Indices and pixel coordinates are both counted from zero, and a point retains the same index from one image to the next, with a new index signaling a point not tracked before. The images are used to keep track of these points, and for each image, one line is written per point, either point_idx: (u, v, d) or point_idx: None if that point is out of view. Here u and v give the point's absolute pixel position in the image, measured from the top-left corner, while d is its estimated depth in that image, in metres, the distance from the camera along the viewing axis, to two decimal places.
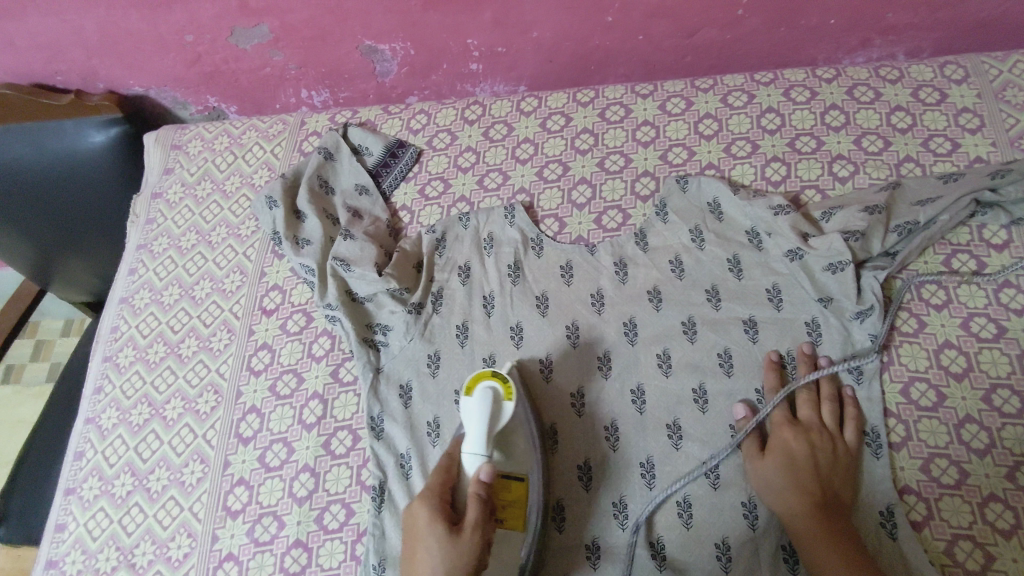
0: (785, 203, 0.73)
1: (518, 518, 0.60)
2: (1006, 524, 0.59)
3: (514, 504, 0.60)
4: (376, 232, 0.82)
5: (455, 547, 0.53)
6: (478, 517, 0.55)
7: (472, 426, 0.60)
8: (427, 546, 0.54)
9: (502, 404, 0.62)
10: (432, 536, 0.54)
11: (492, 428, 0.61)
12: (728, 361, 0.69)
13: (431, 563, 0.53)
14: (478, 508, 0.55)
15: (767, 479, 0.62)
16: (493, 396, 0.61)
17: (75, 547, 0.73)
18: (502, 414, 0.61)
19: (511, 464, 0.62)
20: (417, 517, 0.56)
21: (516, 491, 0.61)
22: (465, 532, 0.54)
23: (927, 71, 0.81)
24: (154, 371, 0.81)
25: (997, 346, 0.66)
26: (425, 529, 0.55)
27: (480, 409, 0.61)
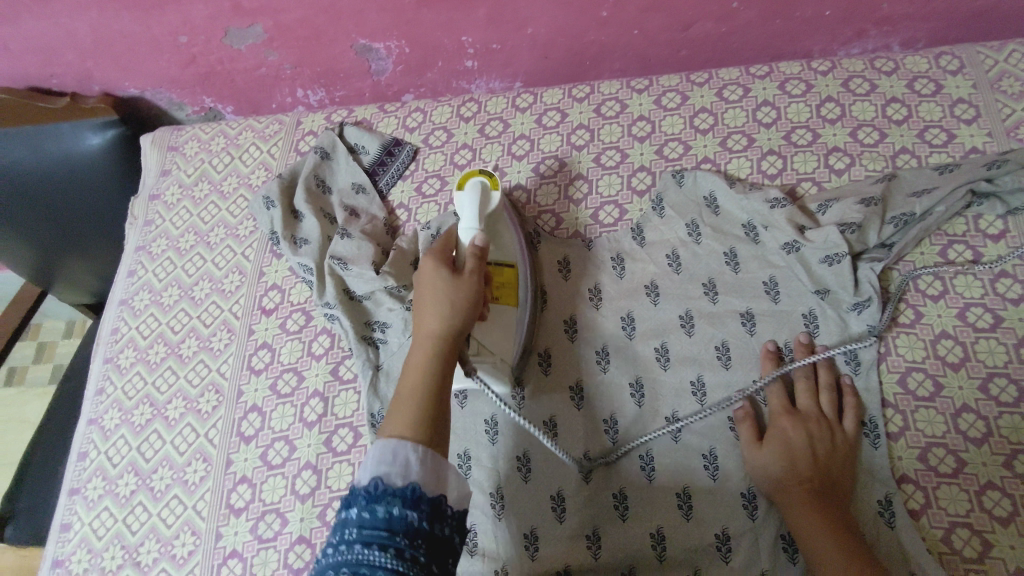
0: (782, 196, 0.74)
1: (509, 295, 0.71)
2: (1003, 511, 0.59)
3: (506, 283, 0.71)
4: (373, 230, 0.82)
5: (461, 278, 0.59)
6: (476, 265, 0.61)
7: (466, 208, 0.71)
8: (433, 287, 0.59)
9: (490, 195, 0.73)
10: (439, 277, 0.59)
11: (485, 207, 0.72)
12: (726, 353, 0.69)
13: (441, 289, 0.59)
14: (477, 262, 0.62)
15: (766, 469, 0.62)
16: (483, 187, 0.72)
17: (81, 547, 0.73)
18: (489, 202, 0.73)
19: (501, 252, 0.73)
20: (422, 270, 0.61)
21: (506, 276, 0.72)
22: (467, 270, 0.61)
23: (923, 63, 0.81)
24: (155, 372, 0.81)
25: (994, 336, 0.66)
26: (431, 272, 0.60)
27: (471, 195, 0.72)
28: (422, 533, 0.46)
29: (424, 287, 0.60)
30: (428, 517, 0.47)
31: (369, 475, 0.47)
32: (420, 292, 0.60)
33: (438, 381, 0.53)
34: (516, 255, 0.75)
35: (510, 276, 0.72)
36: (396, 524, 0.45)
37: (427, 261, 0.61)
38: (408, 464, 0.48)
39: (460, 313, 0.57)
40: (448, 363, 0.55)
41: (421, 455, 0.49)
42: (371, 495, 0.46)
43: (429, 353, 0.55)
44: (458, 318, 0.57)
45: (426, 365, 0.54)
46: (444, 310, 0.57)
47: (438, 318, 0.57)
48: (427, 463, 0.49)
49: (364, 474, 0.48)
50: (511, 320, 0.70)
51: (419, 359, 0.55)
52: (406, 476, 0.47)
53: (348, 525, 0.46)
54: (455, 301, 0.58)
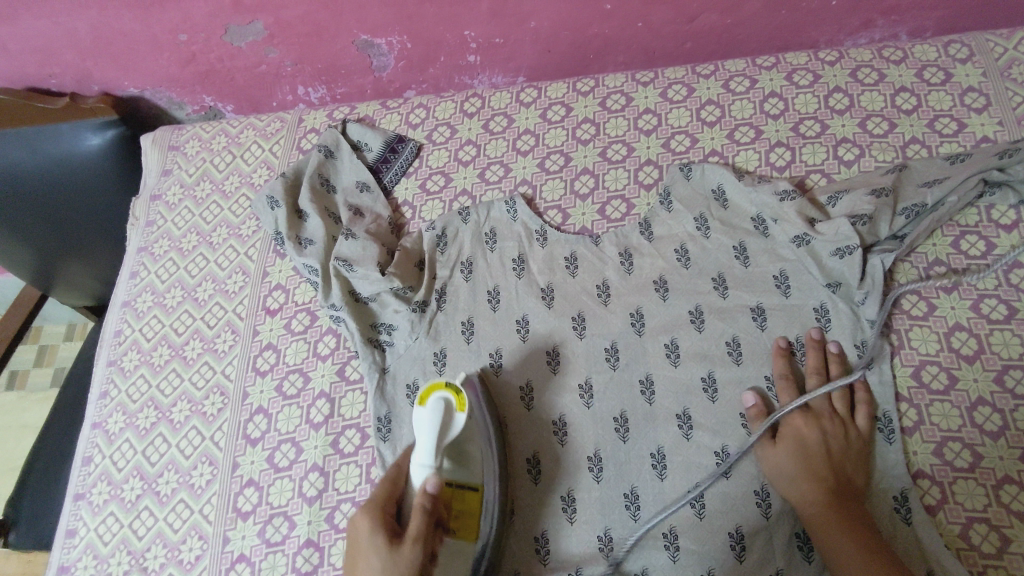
0: (791, 188, 0.73)
1: (470, 529, 0.60)
2: (1021, 506, 0.58)
3: (466, 514, 0.60)
4: (377, 230, 0.81)
5: (393, 559, 0.51)
6: (419, 528, 0.53)
7: (423, 438, 0.59)
8: (366, 563, 0.52)
9: (455, 415, 0.61)
10: (373, 551, 0.52)
11: (444, 437, 0.60)
12: (737, 348, 0.68)
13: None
14: (422, 519, 0.53)
15: (780, 467, 0.61)
16: (445, 408, 0.60)
17: (87, 552, 0.73)
18: (452, 427, 0.60)
19: (464, 474, 0.62)
20: (357, 530, 0.54)
21: (468, 501, 0.61)
22: (405, 545, 0.52)
23: (932, 51, 0.80)
24: (159, 374, 0.80)
25: (1008, 327, 0.65)
26: (365, 541, 0.53)
27: (430, 421, 0.60)
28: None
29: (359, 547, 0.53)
30: None
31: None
32: (354, 552, 0.54)
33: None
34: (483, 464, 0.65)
35: (471, 500, 0.61)
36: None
37: (362, 522, 0.54)
38: None
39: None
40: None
41: None
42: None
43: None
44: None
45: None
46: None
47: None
48: None
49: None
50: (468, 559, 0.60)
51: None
52: None
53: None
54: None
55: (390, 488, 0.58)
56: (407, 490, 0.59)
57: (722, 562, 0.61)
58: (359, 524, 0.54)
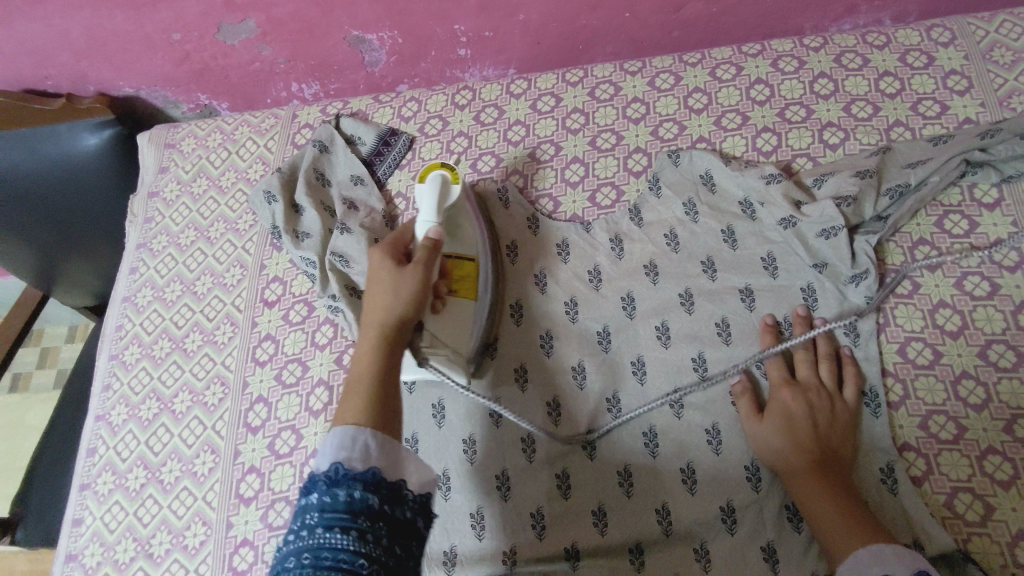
0: (777, 172, 0.74)
1: (469, 288, 0.69)
2: (1004, 475, 0.60)
3: (466, 276, 0.70)
4: (371, 223, 0.82)
5: (402, 277, 0.59)
6: (425, 257, 0.61)
7: (423, 202, 0.69)
8: (378, 281, 0.59)
9: (450, 187, 0.71)
10: (382, 269, 0.60)
11: (442, 203, 0.69)
12: (726, 329, 0.70)
13: (385, 286, 0.58)
14: (425, 251, 0.62)
15: (767, 440, 0.63)
16: (443, 181, 0.70)
17: (93, 540, 0.74)
18: (449, 197, 0.70)
19: (459, 244, 0.71)
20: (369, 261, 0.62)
21: (464, 269, 0.70)
22: (410, 266, 0.60)
23: (914, 36, 0.81)
24: (160, 367, 0.82)
25: (991, 303, 0.66)
26: (376, 266, 0.61)
27: (430, 188, 0.69)
28: (383, 514, 0.45)
29: (371, 272, 0.60)
30: (388, 501, 0.45)
31: (328, 463, 0.46)
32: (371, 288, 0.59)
33: (379, 384, 0.52)
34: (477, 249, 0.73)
35: (467, 268, 0.70)
36: (359, 508, 0.44)
37: (374, 256, 0.61)
38: (365, 448, 0.47)
39: (406, 301, 0.57)
40: (393, 353, 0.55)
41: (378, 442, 0.48)
42: (332, 481, 0.45)
43: (375, 343, 0.55)
44: (406, 305, 0.57)
45: (371, 359, 0.54)
46: (387, 299, 0.57)
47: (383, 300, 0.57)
48: (382, 450, 0.48)
49: (324, 460, 0.47)
50: (468, 315, 0.69)
51: (368, 345, 0.55)
52: (366, 461, 0.46)
53: (308, 511, 0.44)
54: (397, 296, 0.57)
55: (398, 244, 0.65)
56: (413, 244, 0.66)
57: (715, 536, 0.62)
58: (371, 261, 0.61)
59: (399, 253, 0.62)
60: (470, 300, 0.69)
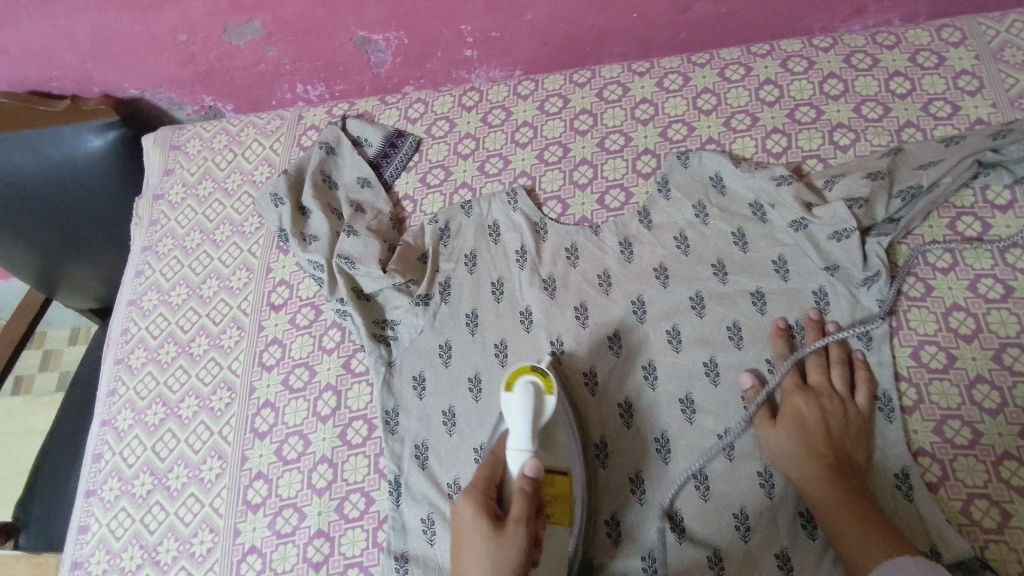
0: (787, 173, 0.74)
1: (564, 512, 0.58)
2: (1020, 481, 0.59)
3: (562, 495, 0.59)
4: (378, 226, 0.82)
5: (502, 546, 0.49)
6: (524, 506, 0.51)
7: (516, 420, 0.59)
8: (472, 553, 0.49)
9: (544, 397, 0.61)
10: (477, 532, 0.50)
11: (537, 421, 0.59)
12: (738, 333, 0.69)
13: (477, 566, 0.48)
14: (522, 503, 0.52)
15: (780, 446, 0.62)
16: (533, 390, 0.61)
17: (99, 547, 0.73)
18: (545, 410, 0.60)
19: (553, 461, 0.60)
20: (461, 515, 0.52)
21: (560, 486, 0.59)
22: (508, 528, 0.50)
23: (925, 36, 0.81)
24: (166, 371, 0.81)
25: (1005, 306, 0.66)
26: (468, 527, 0.51)
27: (521, 403, 0.60)
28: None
29: (461, 537, 0.51)
30: None
31: None
32: (459, 575, 0.50)
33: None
34: (572, 458, 0.63)
35: (562, 485, 0.60)
36: None
37: (463, 510, 0.52)
38: None
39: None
40: None
41: None
42: None
43: None
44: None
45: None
46: None
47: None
48: None
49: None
50: (566, 543, 0.58)
51: None
52: None
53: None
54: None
55: (488, 473, 0.56)
56: (504, 477, 0.57)
57: (727, 543, 0.61)
58: (461, 516, 0.52)
59: (492, 505, 0.53)
60: (565, 528, 0.58)
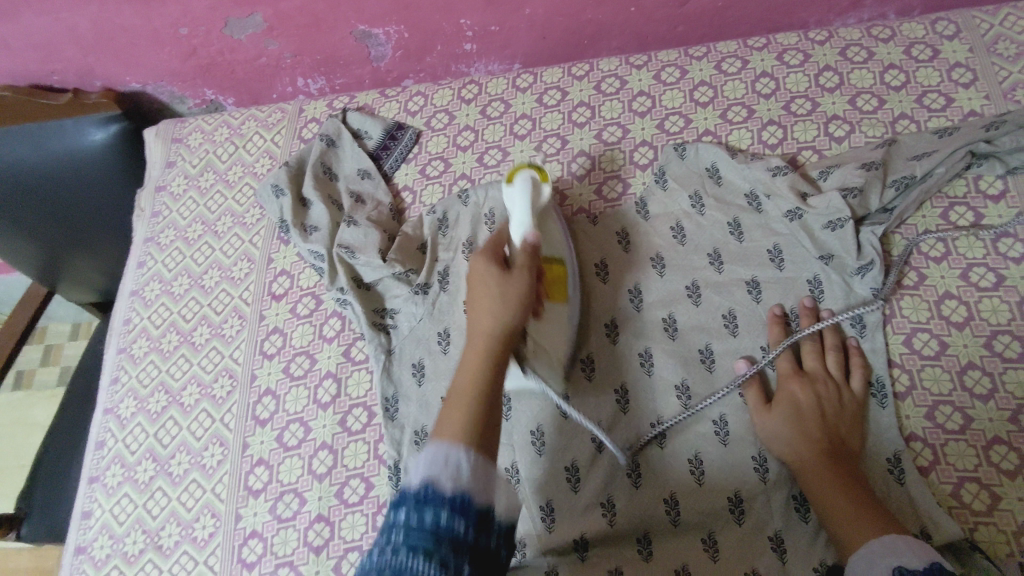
0: (783, 164, 0.74)
1: (560, 292, 0.69)
2: (1010, 465, 0.60)
3: (557, 279, 0.69)
4: (378, 217, 0.83)
5: (508, 285, 0.58)
6: (526, 264, 0.61)
7: (517, 210, 0.66)
8: (484, 295, 0.58)
9: (540, 187, 0.69)
10: (489, 278, 0.59)
11: (535, 202, 0.68)
12: (733, 321, 0.70)
13: (490, 299, 0.58)
14: (527, 256, 0.61)
15: (774, 430, 0.63)
16: (530, 181, 0.68)
17: (102, 533, 0.74)
18: (540, 195, 0.69)
19: (548, 247, 0.70)
20: (475, 269, 0.61)
21: (554, 271, 0.69)
22: (515, 272, 0.60)
23: (919, 29, 0.82)
24: (168, 360, 0.82)
25: (997, 294, 0.67)
26: (480, 277, 0.60)
27: (521, 189, 0.67)
28: (468, 545, 0.44)
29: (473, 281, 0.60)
30: (475, 527, 0.45)
31: (419, 479, 0.46)
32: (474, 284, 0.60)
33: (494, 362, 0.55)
34: (562, 250, 0.73)
35: (557, 272, 0.69)
36: (444, 533, 0.43)
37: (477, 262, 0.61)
38: (458, 470, 0.46)
39: (514, 310, 0.57)
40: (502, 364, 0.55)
41: (472, 464, 0.47)
42: (420, 499, 0.45)
43: (480, 355, 0.55)
44: (511, 316, 0.57)
45: (477, 363, 0.54)
46: (496, 312, 0.57)
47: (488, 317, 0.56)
48: (475, 473, 0.47)
49: (415, 476, 0.46)
50: (562, 317, 0.69)
51: (472, 365, 0.54)
52: (456, 482, 0.46)
53: (395, 527, 0.44)
54: (506, 304, 0.57)
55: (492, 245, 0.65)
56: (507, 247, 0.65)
57: (722, 525, 0.62)
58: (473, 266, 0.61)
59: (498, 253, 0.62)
60: (564, 303, 0.69)
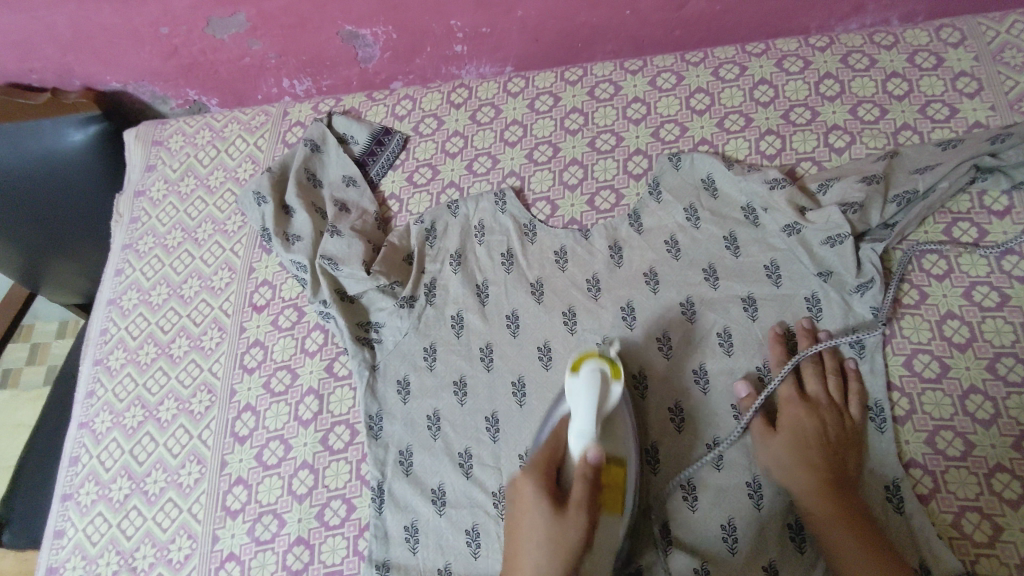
0: (781, 176, 0.72)
1: (618, 501, 0.57)
2: (1013, 494, 0.58)
3: (617, 487, 0.57)
4: (363, 227, 0.80)
5: (559, 530, 0.49)
6: (583, 498, 0.52)
7: (580, 406, 0.58)
8: (529, 544, 0.50)
9: (610, 385, 0.60)
10: (539, 513, 0.51)
11: (603, 404, 0.59)
12: (728, 340, 0.68)
13: (536, 542, 0.50)
14: (584, 488, 0.52)
15: (777, 458, 0.61)
16: (598, 375, 0.59)
17: (75, 553, 0.72)
18: (609, 395, 0.59)
19: (612, 447, 0.59)
20: (521, 492, 0.53)
21: (616, 475, 0.57)
22: (569, 512, 0.51)
23: (923, 36, 0.79)
24: (145, 373, 0.80)
25: (1000, 315, 0.64)
26: (530, 506, 0.52)
27: (587, 385, 0.59)
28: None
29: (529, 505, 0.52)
30: None
31: None
32: (520, 542, 0.51)
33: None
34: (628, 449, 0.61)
35: (619, 474, 0.58)
36: None
37: (529, 487, 0.53)
38: None
39: (558, 566, 0.48)
40: None
41: None
42: None
43: None
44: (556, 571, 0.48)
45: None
46: (539, 564, 0.48)
47: (530, 574, 0.48)
48: None
49: None
50: (617, 539, 0.56)
51: None
52: None
53: None
54: (551, 562, 0.48)
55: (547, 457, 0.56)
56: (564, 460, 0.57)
57: (714, 554, 0.60)
58: (526, 493, 0.53)
59: (553, 487, 0.53)
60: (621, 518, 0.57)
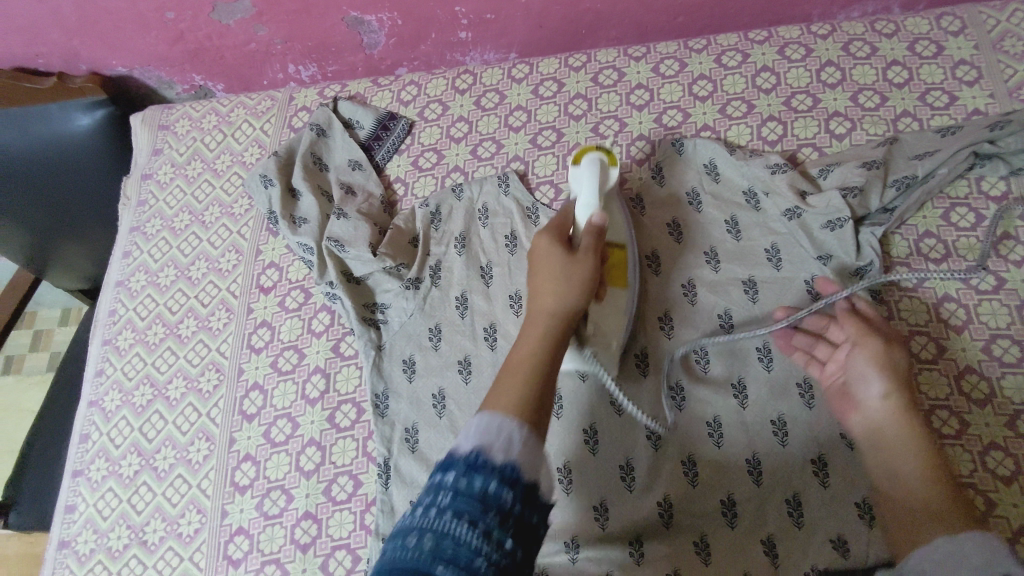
0: (782, 161, 0.73)
1: (621, 276, 0.67)
2: (1006, 471, 0.59)
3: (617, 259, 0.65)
4: (369, 210, 0.81)
5: (573, 267, 0.55)
6: (591, 244, 0.57)
7: (585, 186, 0.63)
8: (545, 287, 0.54)
9: (608, 169, 0.66)
10: (555, 256, 0.56)
11: (602, 182, 0.65)
12: (729, 320, 0.69)
13: (555, 273, 0.55)
14: (592, 237, 0.58)
15: (895, 362, 0.61)
16: (596, 161, 0.65)
17: (86, 527, 0.73)
18: (608, 176, 0.65)
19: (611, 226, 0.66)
20: (536, 245, 0.58)
21: None
22: (580, 255, 0.56)
23: (924, 24, 0.80)
24: (154, 353, 0.81)
25: (997, 298, 0.66)
26: (545, 252, 0.57)
27: (590, 170, 0.64)
28: (515, 517, 0.40)
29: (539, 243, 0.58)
30: (522, 501, 0.41)
31: (470, 447, 0.42)
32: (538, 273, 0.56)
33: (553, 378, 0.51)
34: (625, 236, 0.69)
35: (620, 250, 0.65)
36: (491, 503, 0.40)
37: (539, 239, 0.58)
38: (510, 446, 0.42)
39: (575, 294, 0.54)
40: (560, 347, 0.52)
41: (524, 439, 0.43)
42: (470, 467, 0.41)
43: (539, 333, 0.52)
44: (575, 299, 0.54)
45: (539, 339, 0.51)
46: (559, 293, 0.53)
47: (552, 305, 0.53)
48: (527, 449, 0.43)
49: (464, 443, 0.43)
50: (621, 303, 0.66)
51: (535, 330, 0.52)
52: (508, 455, 0.42)
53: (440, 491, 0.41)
54: (569, 289, 0.54)
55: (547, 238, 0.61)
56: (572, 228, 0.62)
57: (715, 528, 0.61)
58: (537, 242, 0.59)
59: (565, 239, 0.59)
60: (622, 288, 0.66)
